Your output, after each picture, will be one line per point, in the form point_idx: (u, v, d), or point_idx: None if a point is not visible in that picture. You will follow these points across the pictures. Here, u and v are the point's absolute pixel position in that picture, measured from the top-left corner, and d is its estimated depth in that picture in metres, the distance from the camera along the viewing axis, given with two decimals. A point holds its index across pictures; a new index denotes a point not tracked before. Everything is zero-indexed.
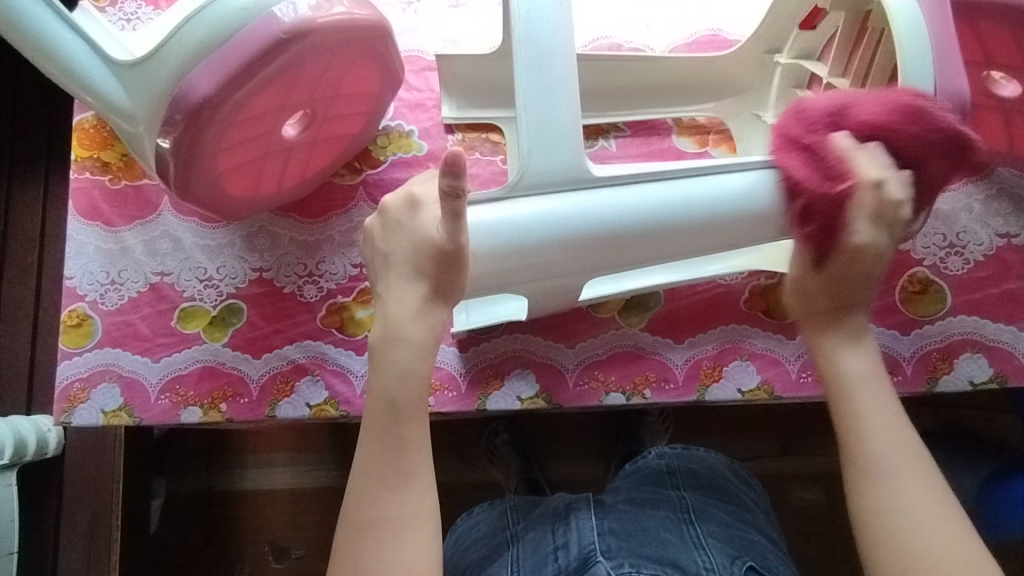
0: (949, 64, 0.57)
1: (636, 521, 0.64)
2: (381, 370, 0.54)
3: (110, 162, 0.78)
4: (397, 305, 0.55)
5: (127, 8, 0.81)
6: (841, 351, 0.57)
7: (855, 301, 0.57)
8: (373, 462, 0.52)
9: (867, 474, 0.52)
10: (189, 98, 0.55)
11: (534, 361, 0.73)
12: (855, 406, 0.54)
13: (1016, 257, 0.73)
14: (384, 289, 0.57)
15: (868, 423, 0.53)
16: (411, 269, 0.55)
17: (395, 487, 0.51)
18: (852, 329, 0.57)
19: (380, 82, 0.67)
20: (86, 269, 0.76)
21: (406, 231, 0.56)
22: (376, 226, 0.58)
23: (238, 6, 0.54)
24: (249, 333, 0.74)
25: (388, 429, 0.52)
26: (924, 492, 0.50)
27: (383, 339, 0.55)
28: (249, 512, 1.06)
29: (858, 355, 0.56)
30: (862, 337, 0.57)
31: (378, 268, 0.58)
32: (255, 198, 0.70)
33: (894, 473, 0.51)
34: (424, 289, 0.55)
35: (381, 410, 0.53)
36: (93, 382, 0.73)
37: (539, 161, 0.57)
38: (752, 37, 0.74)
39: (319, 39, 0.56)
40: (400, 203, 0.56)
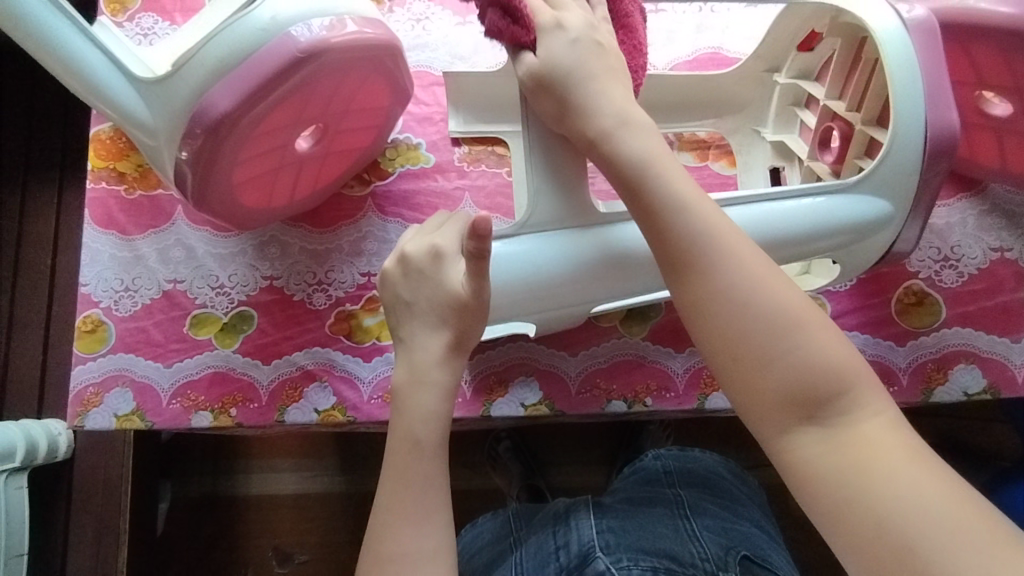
0: (939, 101, 0.59)
1: (634, 517, 0.66)
2: (402, 423, 0.56)
3: (125, 172, 0.81)
4: (418, 353, 0.58)
5: (144, 24, 0.83)
6: (679, 214, 0.52)
7: (686, 257, 0.51)
8: (395, 493, 0.54)
9: (764, 332, 0.48)
10: (208, 114, 0.57)
11: (640, 363, 0.75)
12: (714, 298, 0.49)
13: (1008, 271, 0.75)
14: (400, 333, 0.59)
15: (766, 323, 0.48)
16: (432, 318, 0.58)
17: (413, 519, 0.53)
18: (663, 190, 0.53)
19: (390, 97, 0.69)
20: (101, 277, 0.78)
21: (430, 286, 0.57)
22: (396, 272, 0.60)
23: (257, 26, 0.56)
24: (260, 339, 0.76)
25: (412, 469, 0.54)
26: (788, 314, 0.48)
27: (409, 384, 0.57)
28: (254, 515, 1.07)
29: (666, 206, 0.52)
30: (676, 195, 0.52)
31: (396, 316, 0.60)
32: (268, 210, 0.72)
33: (798, 326, 0.47)
34: (442, 339, 0.57)
35: (403, 448, 0.55)
36: (107, 387, 0.75)
37: (544, 205, 0.61)
38: (751, 57, 0.76)
39: (332, 58, 0.58)
40: (423, 255, 0.58)
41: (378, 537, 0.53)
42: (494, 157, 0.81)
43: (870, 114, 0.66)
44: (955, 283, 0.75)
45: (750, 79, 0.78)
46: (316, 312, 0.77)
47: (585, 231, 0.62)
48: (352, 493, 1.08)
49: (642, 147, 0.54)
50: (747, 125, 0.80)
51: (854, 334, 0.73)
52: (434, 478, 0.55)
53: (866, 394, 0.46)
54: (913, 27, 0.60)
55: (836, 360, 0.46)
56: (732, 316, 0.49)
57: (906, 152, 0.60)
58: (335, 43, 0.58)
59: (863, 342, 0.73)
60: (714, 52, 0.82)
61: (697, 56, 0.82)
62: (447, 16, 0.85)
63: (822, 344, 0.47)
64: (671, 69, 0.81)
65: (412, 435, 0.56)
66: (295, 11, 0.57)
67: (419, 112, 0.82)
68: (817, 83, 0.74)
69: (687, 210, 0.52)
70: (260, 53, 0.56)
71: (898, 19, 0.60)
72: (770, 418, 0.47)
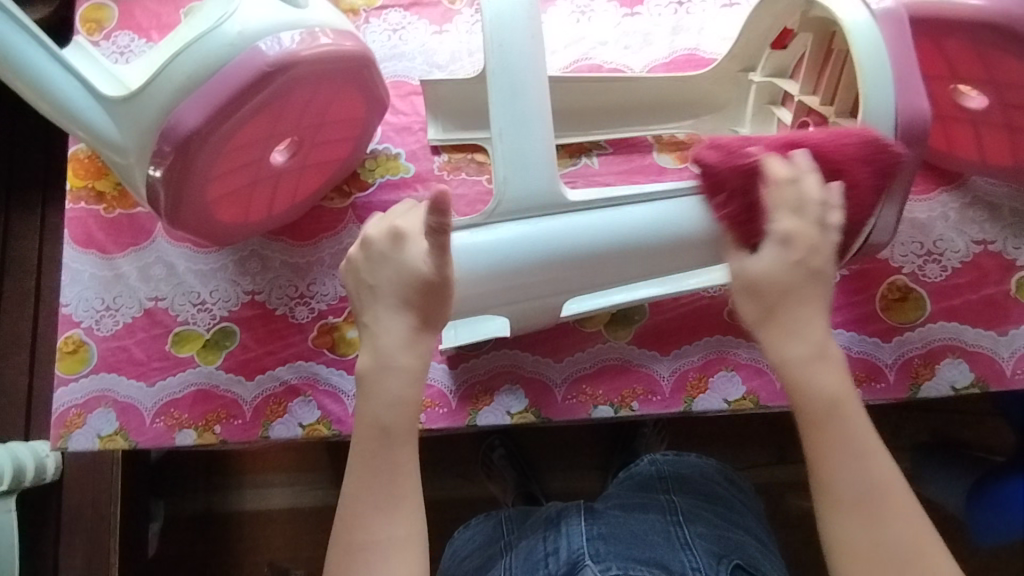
0: (910, 87, 0.59)
1: (624, 523, 0.65)
2: (362, 412, 0.55)
3: (105, 192, 0.80)
4: (383, 338, 0.55)
5: (120, 42, 0.83)
6: (814, 370, 0.53)
7: (789, 309, 0.52)
8: (364, 486, 0.54)
9: (828, 412, 0.52)
10: (177, 130, 0.57)
11: (625, 367, 0.74)
12: (796, 361, 0.53)
13: (992, 263, 0.74)
14: (365, 317, 0.56)
15: (868, 500, 0.50)
16: (395, 298, 0.55)
17: (386, 513, 0.53)
18: (815, 340, 0.53)
19: (366, 107, 0.69)
20: (82, 297, 0.77)
21: (391, 267, 0.55)
22: (358, 257, 0.57)
23: (225, 42, 0.56)
24: (242, 355, 0.76)
25: (381, 457, 0.54)
26: (890, 491, 0.51)
27: (375, 370, 0.55)
28: (248, 533, 1.06)
29: (825, 366, 0.53)
30: (825, 350, 0.53)
31: (359, 300, 0.57)
32: (245, 223, 0.72)
33: (848, 416, 0.52)
34: (408, 321, 0.55)
35: (372, 439, 0.54)
36: (89, 408, 0.74)
37: (516, 187, 0.59)
38: (726, 56, 0.76)
39: (303, 70, 0.58)
40: (383, 238, 0.55)
41: (345, 534, 0.53)
42: (474, 166, 0.81)
43: (844, 105, 0.67)
44: (938, 277, 0.74)
45: (727, 79, 0.79)
46: (299, 326, 0.77)
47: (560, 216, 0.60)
48: None
49: (806, 304, 0.53)
50: (725, 126, 0.80)
51: (839, 332, 0.73)
52: (402, 467, 0.54)
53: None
54: (882, 18, 0.60)
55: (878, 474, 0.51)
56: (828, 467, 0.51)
57: None
58: (305, 56, 0.57)
59: (848, 339, 0.73)
60: (690, 53, 0.82)
61: (674, 58, 0.82)
62: (423, 26, 0.84)
63: (906, 515, 0.50)
64: (648, 72, 0.81)
65: (375, 419, 0.55)
66: (263, 24, 0.57)
67: (398, 123, 0.82)
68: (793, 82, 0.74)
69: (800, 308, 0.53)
70: (230, 68, 0.56)
71: (868, 12, 0.60)
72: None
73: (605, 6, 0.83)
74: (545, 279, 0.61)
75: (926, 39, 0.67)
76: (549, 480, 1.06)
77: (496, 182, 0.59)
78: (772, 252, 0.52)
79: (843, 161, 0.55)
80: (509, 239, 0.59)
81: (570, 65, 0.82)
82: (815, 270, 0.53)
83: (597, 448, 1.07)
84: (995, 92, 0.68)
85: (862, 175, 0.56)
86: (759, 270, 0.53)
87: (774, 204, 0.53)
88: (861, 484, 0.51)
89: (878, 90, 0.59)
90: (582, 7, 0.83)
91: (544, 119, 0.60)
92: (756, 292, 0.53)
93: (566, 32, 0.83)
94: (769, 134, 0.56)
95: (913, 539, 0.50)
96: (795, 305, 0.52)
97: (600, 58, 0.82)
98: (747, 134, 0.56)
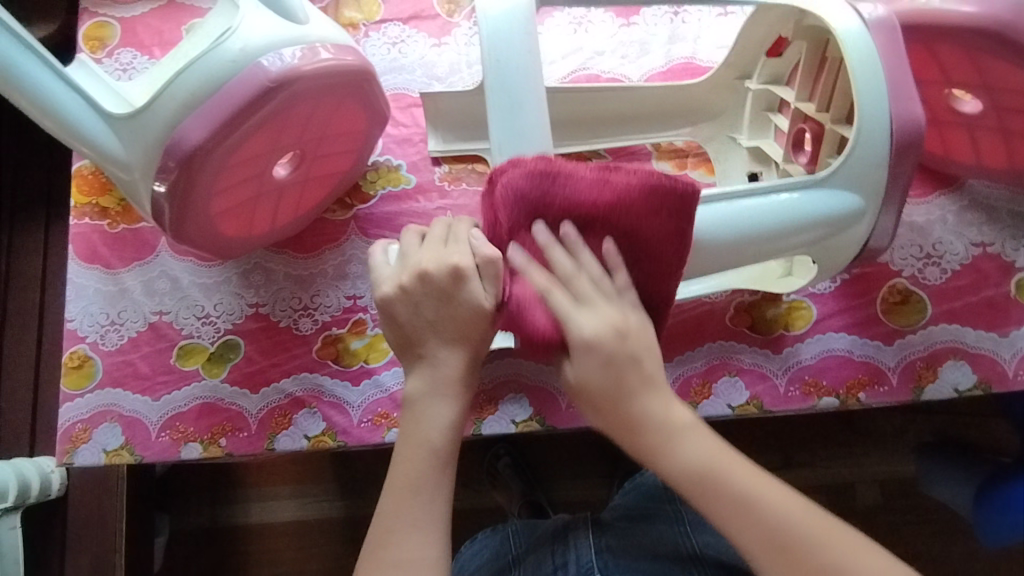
0: (903, 94, 0.60)
1: (633, 536, 0.66)
2: (409, 439, 0.53)
3: (109, 208, 0.81)
4: (440, 369, 0.55)
5: (122, 59, 0.84)
6: (674, 447, 0.51)
7: (636, 384, 0.52)
8: (403, 500, 0.51)
9: (699, 478, 0.50)
10: (181, 146, 0.57)
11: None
12: (655, 436, 0.51)
13: (991, 265, 0.75)
14: (419, 350, 0.55)
15: (781, 545, 0.47)
16: (454, 332, 0.55)
17: (422, 532, 0.50)
18: (650, 440, 0.51)
19: (367, 120, 0.70)
20: (87, 312, 0.77)
21: (453, 304, 0.54)
22: (406, 287, 0.55)
23: (227, 59, 0.57)
24: (247, 368, 0.76)
25: (422, 473, 0.52)
26: (795, 521, 0.47)
27: (422, 390, 0.55)
28: (253, 546, 1.06)
29: (677, 445, 0.51)
30: (673, 423, 0.51)
31: (411, 332, 0.55)
32: (249, 237, 0.72)
33: (721, 470, 0.50)
34: (464, 354, 0.55)
35: (416, 448, 0.53)
36: (95, 423, 0.74)
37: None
38: (723, 65, 0.77)
39: (305, 85, 0.59)
40: (445, 274, 0.54)
41: (377, 559, 0.50)
42: (475, 176, 0.82)
43: (839, 112, 0.67)
44: (938, 280, 0.75)
45: (723, 87, 0.79)
46: (303, 338, 0.77)
47: None
48: (351, 518, 1.07)
49: (627, 387, 0.52)
50: (723, 133, 0.81)
51: (841, 336, 0.73)
52: (440, 485, 0.52)
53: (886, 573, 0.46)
54: (875, 27, 0.61)
55: (778, 511, 0.48)
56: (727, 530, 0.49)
57: (874, 154, 0.60)
58: (306, 71, 0.58)
59: (851, 343, 0.73)
60: (687, 62, 0.83)
61: (671, 68, 0.83)
62: (422, 39, 0.85)
63: (810, 520, 0.48)
64: (646, 81, 0.82)
65: (429, 442, 0.53)
66: (265, 40, 0.58)
67: (398, 135, 0.83)
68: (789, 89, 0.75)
69: (641, 397, 0.52)
70: (232, 84, 0.57)
71: (860, 21, 0.61)
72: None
73: (601, 17, 0.84)
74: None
75: (919, 45, 0.67)
76: (554, 489, 1.06)
77: None
78: (576, 356, 0.52)
79: (633, 225, 0.55)
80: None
81: (568, 75, 0.83)
82: (631, 350, 0.52)
83: (601, 456, 1.07)
84: (989, 96, 0.68)
85: (655, 226, 0.55)
86: (580, 332, 0.52)
87: (564, 311, 0.52)
88: (765, 531, 0.47)
89: (872, 96, 0.59)
90: (579, 18, 0.84)
91: (541, 132, 0.60)
92: (585, 396, 0.52)
93: (563, 43, 0.84)
94: (513, 179, 0.54)
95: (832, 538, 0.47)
96: (622, 398, 0.51)
97: (598, 68, 0.83)
98: (553, 166, 0.54)
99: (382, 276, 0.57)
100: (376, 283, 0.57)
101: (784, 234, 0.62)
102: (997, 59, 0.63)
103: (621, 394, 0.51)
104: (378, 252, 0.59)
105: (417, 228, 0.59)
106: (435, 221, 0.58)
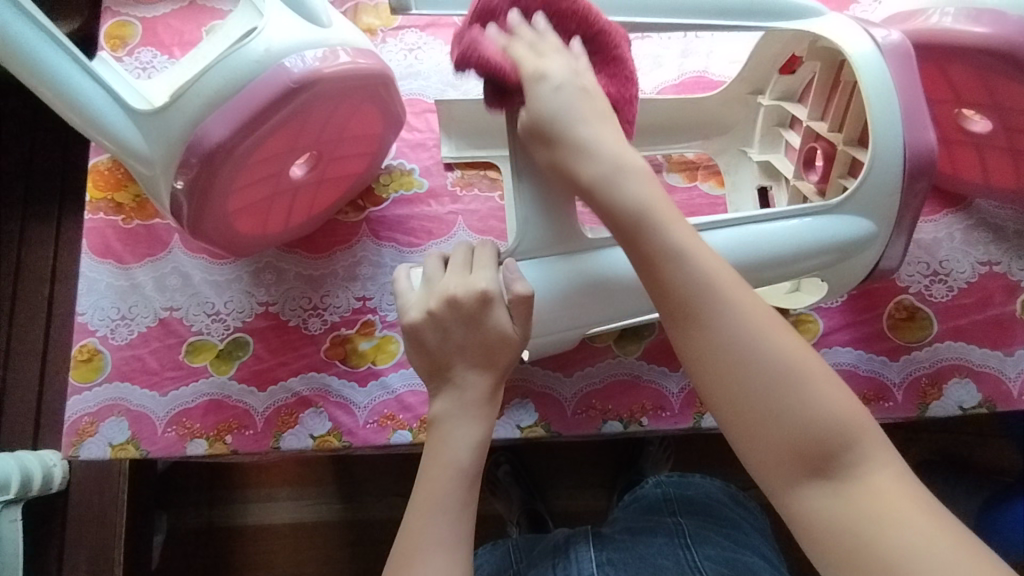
0: (916, 119, 0.61)
1: (634, 548, 0.66)
2: (435, 457, 0.53)
3: (124, 203, 0.82)
4: (468, 393, 0.55)
5: (143, 58, 0.85)
6: (646, 233, 0.50)
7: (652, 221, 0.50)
8: (423, 518, 0.51)
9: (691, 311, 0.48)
10: (203, 144, 0.58)
11: (635, 383, 0.75)
12: (655, 257, 0.50)
13: (998, 284, 0.75)
14: (447, 375, 0.56)
15: (746, 356, 0.47)
16: (479, 356, 0.56)
17: (439, 549, 0.50)
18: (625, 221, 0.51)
19: (383, 124, 0.71)
20: (98, 306, 0.78)
21: (480, 328, 0.55)
22: (432, 314, 0.56)
23: (251, 59, 0.58)
24: (255, 366, 0.76)
25: (444, 489, 0.52)
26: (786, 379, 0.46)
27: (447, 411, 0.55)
28: (251, 546, 1.06)
29: (653, 217, 0.50)
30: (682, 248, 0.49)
31: (440, 358, 0.56)
32: (263, 236, 0.73)
33: (724, 310, 0.48)
34: (491, 377, 0.56)
35: (438, 466, 0.53)
36: (102, 417, 0.75)
37: (533, 227, 0.61)
38: (736, 79, 0.78)
39: (326, 87, 0.60)
40: (473, 300, 0.55)
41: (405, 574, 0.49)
42: (487, 182, 0.83)
43: (851, 134, 0.68)
44: (945, 297, 0.75)
45: (736, 101, 0.80)
46: (312, 337, 0.77)
47: (579, 254, 0.62)
48: (351, 521, 1.06)
49: (614, 177, 0.52)
50: (733, 146, 0.81)
51: (847, 350, 0.74)
52: (463, 495, 0.52)
53: (848, 403, 0.46)
54: (888, 51, 0.62)
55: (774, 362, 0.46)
56: (680, 247, 0.50)
57: (888, 172, 0.61)
58: (327, 73, 0.59)
59: (856, 358, 0.73)
60: (699, 76, 0.84)
61: (683, 80, 0.84)
62: (439, 46, 0.86)
63: (779, 339, 0.47)
64: (658, 93, 0.83)
65: (452, 462, 0.53)
66: (289, 43, 0.59)
67: (413, 139, 0.84)
68: (800, 105, 0.76)
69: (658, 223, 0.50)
70: (255, 85, 0.58)
71: (874, 46, 0.62)
72: (779, 469, 0.46)
73: None
74: (569, 312, 0.62)
75: (931, 65, 0.68)
76: (554, 498, 1.06)
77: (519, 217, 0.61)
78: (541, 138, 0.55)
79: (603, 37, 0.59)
80: (535, 276, 0.61)
81: None
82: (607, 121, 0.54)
83: (602, 465, 1.07)
84: (999, 117, 0.69)
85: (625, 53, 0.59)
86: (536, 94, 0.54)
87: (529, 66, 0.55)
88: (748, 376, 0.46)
89: (885, 115, 0.60)
90: None
91: None
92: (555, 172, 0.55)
93: None
94: None
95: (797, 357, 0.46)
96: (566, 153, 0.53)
97: None
98: None
99: (408, 302, 0.57)
100: (403, 309, 0.57)
101: (799, 258, 0.62)
102: (1008, 81, 0.64)
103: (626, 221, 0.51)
104: (402, 278, 0.60)
105: (439, 253, 0.59)
106: (456, 247, 0.59)
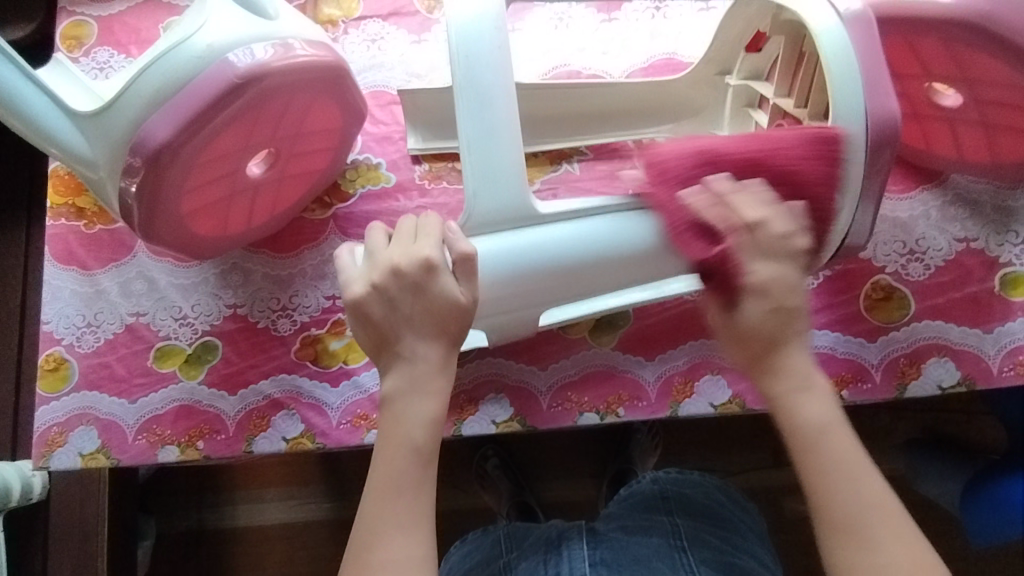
0: (880, 90, 0.59)
1: (629, 549, 0.65)
2: (390, 437, 0.52)
3: (85, 208, 0.80)
4: (418, 365, 0.54)
5: (99, 58, 0.83)
6: (800, 400, 0.53)
7: (786, 341, 0.53)
8: (377, 506, 0.50)
9: (809, 443, 0.52)
10: (147, 144, 0.56)
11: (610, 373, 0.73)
12: (814, 411, 0.53)
13: (975, 261, 0.74)
14: (395, 349, 0.54)
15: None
16: (430, 327, 0.54)
17: (397, 532, 0.49)
18: (787, 362, 0.54)
19: (343, 117, 0.69)
20: (63, 313, 0.77)
21: (426, 297, 0.54)
22: (376, 289, 0.54)
23: (193, 54, 0.56)
24: (225, 370, 0.75)
25: (401, 472, 0.51)
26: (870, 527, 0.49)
27: (398, 386, 0.54)
28: (240, 551, 1.05)
29: (811, 410, 0.53)
30: (811, 378, 0.54)
31: (386, 330, 0.54)
32: (225, 236, 0.72)
33: (855, 479, 0.51)
34: (442, 348, 0.54)
35: (393, 443, 0.52)
36: (71, 427, 0.73)
37: (484, 203, 0.60)
38: (702, 60, 0.77)
39: (274, 81, 0.58)
40: (416, 268, 0.54)
41: (362, 565, 0.48)
42: (455, 174, 0.81)
43: (817, 109, 0.67)
44: (922, 276, 0.74)
45: (704, 82, 0.79)
46: (282, 338, 0.76)
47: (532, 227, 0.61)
48: (339, 520, 1.06)
49: (787, 336, 0.53)
50: (704, 128, 0.80)
51: (824, 333, 0.73)
52: (418, 480, 0.51)
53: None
54: (851, 22, 0.60)
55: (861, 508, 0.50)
56: (850, 447, 0.52)
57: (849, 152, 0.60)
58: (276, 67, 0.57)
59: (834, 340, 0.72)
60: (668, 58, 0.82)
61: (652, 63, 0.82)
62: (402, 35, 0.84)
63: (867, 477, 0.51)
64: (627, 77, 0.81)
65: (408, 439, 0.52)
66: (232, 37, 0.57)
67: (378, 133, 0.82)
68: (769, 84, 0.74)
69: (806, 389, 0.53)
70: (198, 81, 0.56)
71: (837, 16, 0.60)
72: None
73: (583, 12, 0.84)
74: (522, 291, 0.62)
75: (900, 38, 0.67)
76: (545, 490, 1.05)
77: (467, 197, 0.60)
78: (750, 300, 0.53)
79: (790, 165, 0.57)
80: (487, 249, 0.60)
81: (548, 72, 0.82)
82: (791, 311, 0.53)
83: (587, 456, 1.06)
84: (969, 89, 0.68)
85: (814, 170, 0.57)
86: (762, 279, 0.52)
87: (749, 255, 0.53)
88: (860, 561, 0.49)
89: (846, 91, 0.59)
90: (560, 14, 0.84)
91: (512, 131, 0.60)
92: (745, 340, 0.54)
93: (543, 39, 0.83)
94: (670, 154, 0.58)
95: (877, 497, 0.50)
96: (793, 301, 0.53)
97: (579, 64, 0.82)
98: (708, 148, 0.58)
99: (351, 277, 0.56)
100: (345, 284, 0.56)
101: None
102: (977, 53, 0.63)
103: (779, 358, 0.53)
104: (344, 252, 0.58)
105: (383, 226, 0.58)
106: (401, 218, 0.58)
